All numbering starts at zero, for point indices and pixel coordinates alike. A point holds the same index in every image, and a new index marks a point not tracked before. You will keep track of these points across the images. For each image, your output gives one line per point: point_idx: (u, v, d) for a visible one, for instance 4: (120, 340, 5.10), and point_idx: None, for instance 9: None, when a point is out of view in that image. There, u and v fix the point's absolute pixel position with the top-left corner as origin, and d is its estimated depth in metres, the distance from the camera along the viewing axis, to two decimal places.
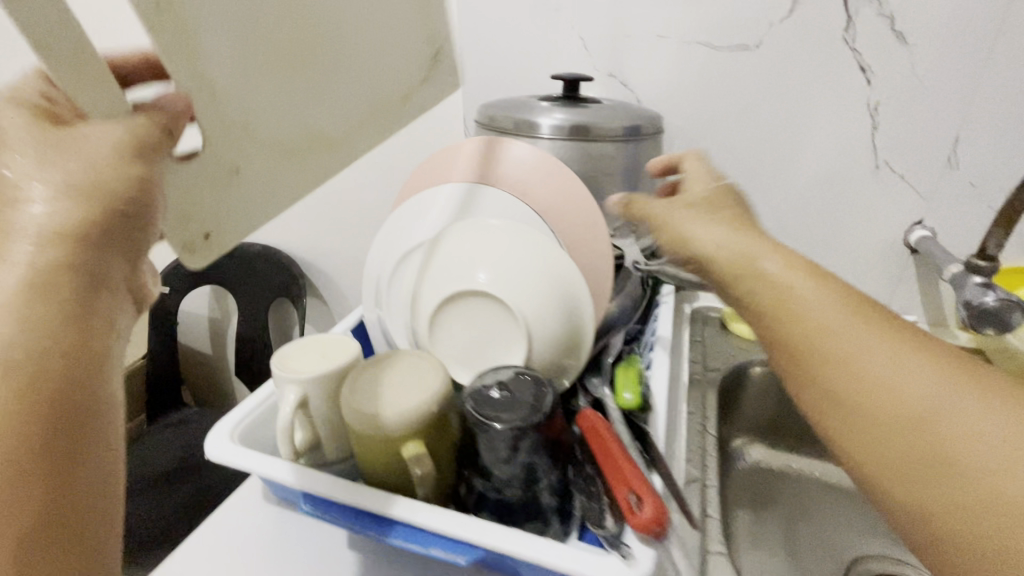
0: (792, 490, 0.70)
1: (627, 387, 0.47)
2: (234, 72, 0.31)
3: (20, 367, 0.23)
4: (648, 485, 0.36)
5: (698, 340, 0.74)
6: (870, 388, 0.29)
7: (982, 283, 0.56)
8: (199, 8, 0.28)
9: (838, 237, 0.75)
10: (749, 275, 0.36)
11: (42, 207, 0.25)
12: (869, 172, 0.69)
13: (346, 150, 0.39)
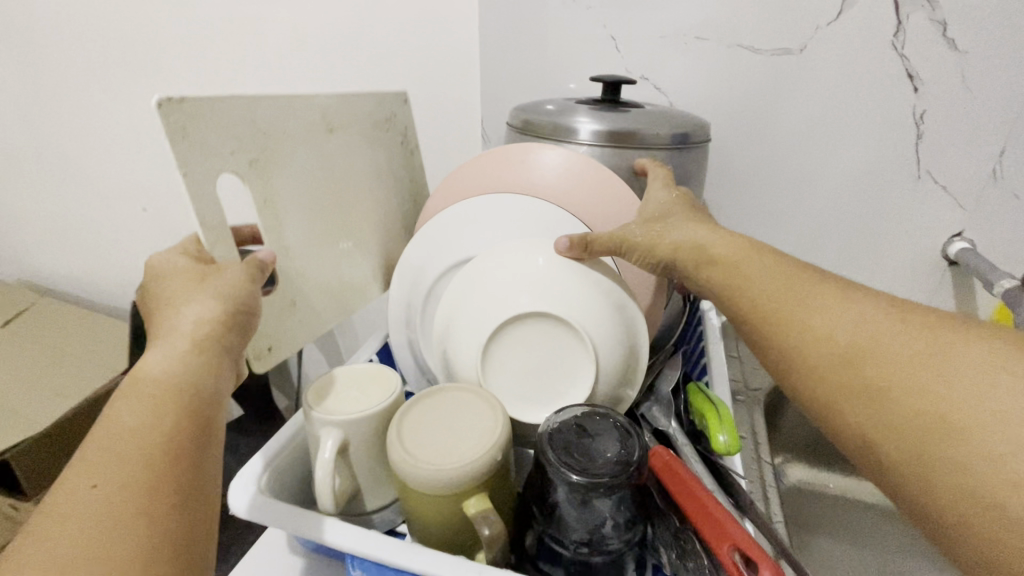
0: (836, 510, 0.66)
1: (721, 427, 0.41)
2: (304, 250, 0.51)
3: (179, 391, 0.35)
4: (756, 541, 0.32)
5: (734, 356, 0.70)
6: (867, 362, 0.31)
7: None
8: (295, 222, 0.50)
9: (874, 249, 0.72)
10: (741, 273, 0.39)
11: (197, 308, 0.39)
12: (911, 182, 0.67)
13: (365, 287, 0.61)
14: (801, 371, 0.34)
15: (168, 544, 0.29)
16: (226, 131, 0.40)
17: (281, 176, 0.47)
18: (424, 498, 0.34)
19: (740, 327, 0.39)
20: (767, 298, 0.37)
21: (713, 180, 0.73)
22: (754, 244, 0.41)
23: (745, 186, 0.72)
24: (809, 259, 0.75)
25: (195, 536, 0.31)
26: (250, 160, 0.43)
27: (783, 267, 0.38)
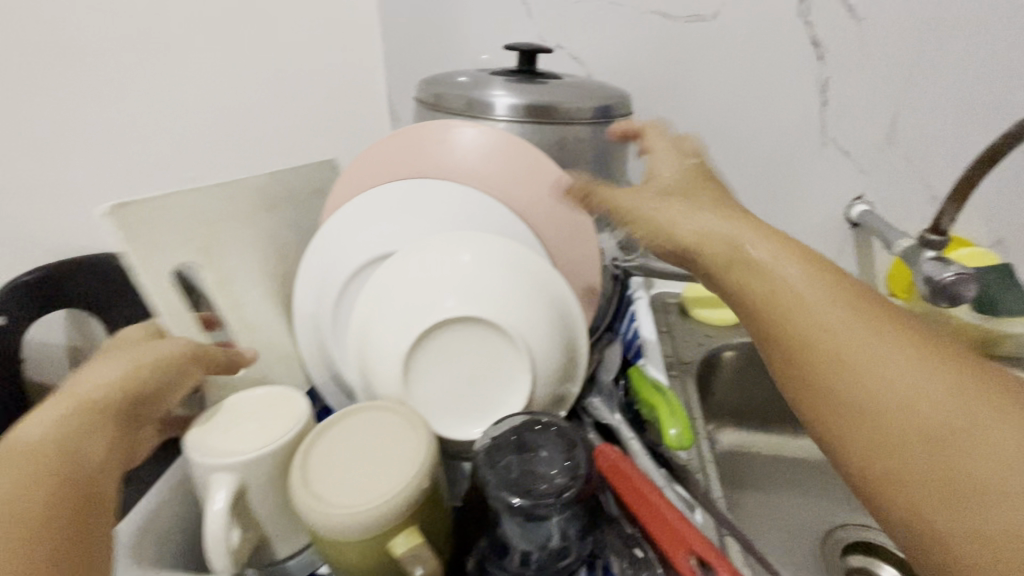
0: (764, 470, 0.68)
1: (673, 420, 0.39)
2: (264, 317, 0.47)
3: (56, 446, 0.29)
4: (708, 541, 0.30)
5: (664, 332, 0.69)
6: (938, 432, 0.24)
7: (937, 257, 0.57)
8: (251, 292, 0.47)
9: (787, 214, 0.73)
10: (787, 287, 0.30)
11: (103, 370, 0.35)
12: (817, 149, 0.69)
13: None
14: (834, 408, 0.27)
15: None
16: (166, 226, 0.41)
17: (234, 255, 0.46)
18: (344, 546, 0.29)
19: (773, 355, 0.30)
20: (828, 325, 0.28)
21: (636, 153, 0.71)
22: (806, 249, 0.32)
23: None
24: None
25: None
26: (196, 249, 0.43)
27: (842, 284, 0.29)
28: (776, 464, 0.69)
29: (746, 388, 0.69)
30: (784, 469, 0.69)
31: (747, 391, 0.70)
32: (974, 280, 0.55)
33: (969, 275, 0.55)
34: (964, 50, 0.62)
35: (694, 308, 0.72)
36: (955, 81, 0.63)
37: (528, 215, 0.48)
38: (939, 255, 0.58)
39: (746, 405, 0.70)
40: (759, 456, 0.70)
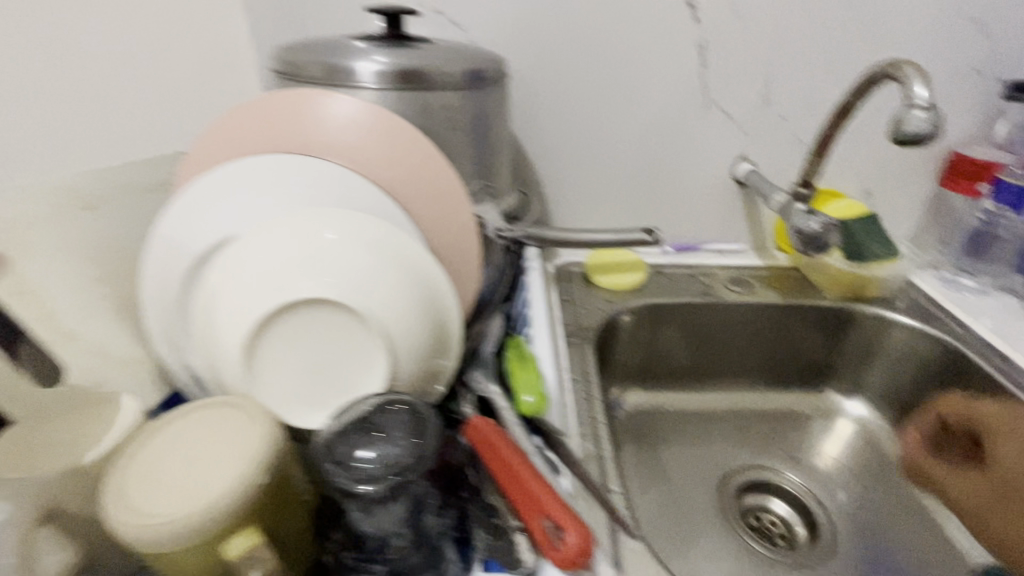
0: (668, 425, 0.70)
1: (528, 389, 0.41)
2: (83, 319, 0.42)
3: None
4: (565, 506, 0.30)
5: (567, 301, 0.70)
6: None
7: (807, 210, 0.60)
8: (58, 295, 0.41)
9: (679, 177, 0.75)
10: None
11: None
12: (701, 111, 0.70)
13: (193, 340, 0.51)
14: None
15: None
16: None
17: (32, 256, 0.41)
18: (169, 553, 0.26)
19: None
20: None
21: (527, 121, 0.70)
22: None
23: (560, 124, 0.70)
24: (626, 194, 0.76)
25: None
26: None
27: None
28: (678, 418, 0.71)
29: (648, 348, 0.71)
30: (685, 422, 0.71)
31: (647, 352, 0.71)
32: (838, 229, 0.58)
33: (832, 224, 0.58)
34: (826, 11, 0.65)
35: (595, 275, 0.74)
36: (819, 39, 0.66)
37: (396, 187, 0.45)
38: (810, 208, 0.60)
39: (648, 365, 0.71)
40: (663, 413, 0.72)
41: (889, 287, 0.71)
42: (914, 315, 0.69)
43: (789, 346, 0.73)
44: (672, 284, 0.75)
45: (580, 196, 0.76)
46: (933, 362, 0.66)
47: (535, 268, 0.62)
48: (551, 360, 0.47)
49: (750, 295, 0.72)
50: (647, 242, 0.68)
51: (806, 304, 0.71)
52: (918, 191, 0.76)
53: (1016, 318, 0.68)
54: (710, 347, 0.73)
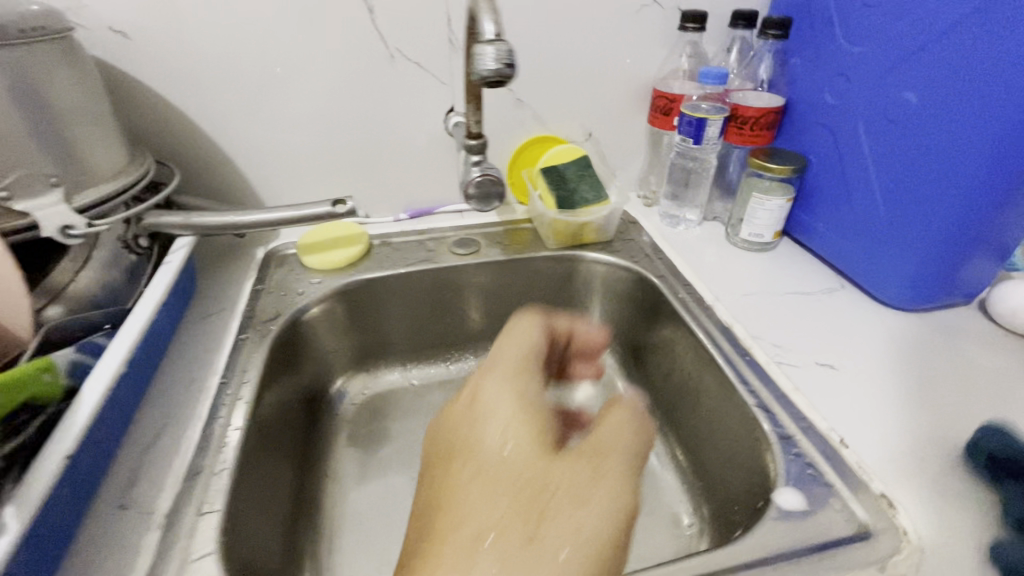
0: (393, 408, 0.69)
1: None
2: None
3: None
4: None
5: (260, 289, 0.63)
6: None
7: (477, 164, 0.56)
8: None
9: (386, 138, 0.69)
10: None
11: None
12: (386, 62, 0.64)
13: None
14: None
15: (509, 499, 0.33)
16: None
17: None
18: None
19: None
20: None
21: (186, 90, 0.61)
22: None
23: (229, 91, 0.62)
24: (335, 163, 0.70)
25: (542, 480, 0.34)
26: None
27: None
28: (403, 398, 0.70)
29: (362, 332, 0.68)
30: (411, 401, 0.70)
31: (365, 335, 0.68)
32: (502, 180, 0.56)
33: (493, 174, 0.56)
34: None
35: (307, 254, 0.67)
36: None
37: None
38: (483, 158, 0.57)
39: (365, 351, 0.69)
40: (389, 397, 0.70)
41: (607, 229, 0.71)
42: (626, 254, 0.70)
43: (520, 302, 0.72)
44: (394, 253, 0.70)
45: (282, 171, 0.69)
46: (637, 299, 0.68)
47: (174, 265, 0.54)
48: (99, 393, 0.40)
49: (469, 256, 0.70)
50: (337, 212, 0.62)
51: (524, 257, 0.70)
52: (635, 130, 0.76)
53: (714, 245, 0.70)
54: (435, 317, 0.71)
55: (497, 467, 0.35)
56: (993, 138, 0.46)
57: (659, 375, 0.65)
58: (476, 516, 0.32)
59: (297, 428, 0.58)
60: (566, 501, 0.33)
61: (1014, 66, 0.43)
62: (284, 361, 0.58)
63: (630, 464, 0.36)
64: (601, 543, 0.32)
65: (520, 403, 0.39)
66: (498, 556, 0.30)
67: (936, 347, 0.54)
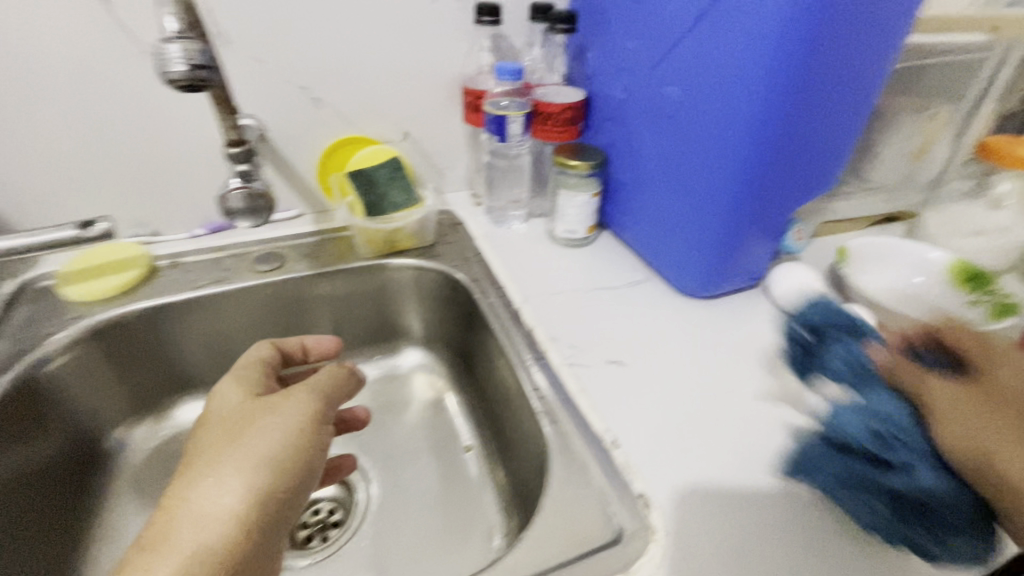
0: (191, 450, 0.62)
1: None
2: None
3: None
4: None
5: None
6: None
7: (240, 175, 0.51)
8: None
9: (160, 146, 0.61)
10: (988, 439, 0.36)
11: None
12: (140, 59, 0.55)
13: None
14: None
15: (219, 433, 0.39)
16: None
17: None
18: None
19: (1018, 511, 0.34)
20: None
21: None
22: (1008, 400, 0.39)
23: None
24: (97, 177, 0.60)
25: (252, 409, 0.41)
26: None
27: None
28: None
29: (140, 369, 0.60)
30: None
31: (149, 369, 0.60)
32: (270, 198, 0.51)
33: (259, 190, 0.51)
34: None
35: (65, 284, 0.58)
36: None
37: None
38: (249, 168, 0.51)
39: (148, 390, 0.61)
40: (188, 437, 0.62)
41: (423, 234, 0.67)
42: (445, 258, 0.67)
43: (336, 316, 0.67)
44: (181, 274, 0.62)
45: (25, 188, 0.58)
46: (456, 304, 0.65)
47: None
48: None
49: (270, 272, 0.63)
50: (86, 237, 0.54)
51: (333, 269, 0.65)
52: (453, 127, 0.73)
53: (535, 242, 0.69)
54: (237, 342, 0.64)
55: (212, 416, 0.42)
56: (743, 128, 0.48)
57: (481, 382, 0.63)
58: (201, 446, 0.39)
59: (47, 490, 0.51)
60: (260, 413, 0.40)
61: (748, 59, 0.45)
62: (20, 417, 0.49)
63: (324, 384, 0.44)
64: (290, 425, 0.39)
65: (237, 377, 0.46)
66: (204, 460, 0.36)
67: (719, 336, 0.56)
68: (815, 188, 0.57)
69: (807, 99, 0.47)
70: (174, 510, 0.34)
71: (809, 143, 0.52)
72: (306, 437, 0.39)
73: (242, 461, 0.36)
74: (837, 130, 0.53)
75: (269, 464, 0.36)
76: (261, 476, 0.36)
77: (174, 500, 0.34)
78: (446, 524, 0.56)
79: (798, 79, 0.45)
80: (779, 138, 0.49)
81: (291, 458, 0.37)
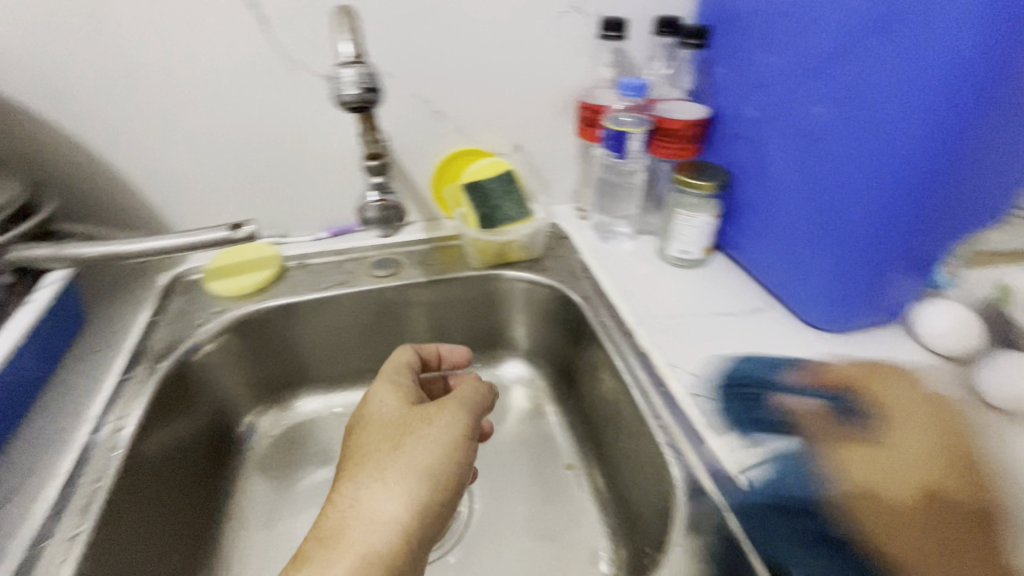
0: (311, 439, 0.65)
1: None
2: None
3: None
4: None
5: (155, 321, 0.59)
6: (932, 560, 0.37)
7: (376, 187, 0.53)
8: None
9: (298, 156, 0.65)
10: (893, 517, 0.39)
11: None
12: (287, 75, 0.60)
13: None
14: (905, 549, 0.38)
15: (381, 438, 0.42)
16: None
17: None
18: None
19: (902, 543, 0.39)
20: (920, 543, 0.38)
21: (61, 104, 0.56)
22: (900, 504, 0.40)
23: (108, 111, 0.58)
24: (242, 184, 0.65)
25: (411, 418, 0.43)
26: None
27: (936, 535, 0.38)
28: (323, 427, 0.67)
29: (267, 361, 0.64)
30: (332, 429, 0.66)
31: (278, 362, 0.65)
32: (401, 210, 0.54)
33: (393, 202, 0.53)
34: None
35: (212, 280, 0.63)
36: None
37: None
38: (384, 181, 0.53)
39: (275, 379, 0.65)
40: (308, 427, 0.66)
41: (531, 247, 0.68)
42: (553, 272, 0.67)
43: (443, 322, 0.69)
44: (309, 275, 0.66)
45: (181, 192, 0.64)
46: (564, 319, 0.65)
47: (45, 300, 0.51)
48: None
49: (387, 278, 0.66)
50: (236, 237, 0.58)
51: (446, 277, 0.66)
52: (564, 141, 0.73)
53: (645, 261, 0.68)
54: (353, 342, 0.67)
55: (377, 417, 0.45)
56: (915, 149, 0.44)
57: (586, 400, 0.62)
58: (365, 447, 0.42)
59: (196, 468, 0.55)
60: (418, 424, 0.43)
61: (926, 75, 0.40)
62: (176, 401, 0.54)
63: (471, 397, 0.45)
64: (446, 439, 0.42)
65: (392, 380, 0.49)
66: (376, 461, 0.40)
67: (857, 373, 0.52)
68: (983, 210, 0.51)
69: (997, 105, 0.41)
70: (347, 509, 0.37)
71: (987, 155, 0.45)
72: (461, 455, 0.42)
73: (405, 471, 0.39)
74: (1018, 145, 0.46)
75: (430, 474, 0.39)
76: (423, 489, 0.38)
77: (348, 498, 0.38)
78: (550, 543, 0.55)
79: (989, 83, 0.39)
80: (956, 151, 0.43)
81: (446, 474, 0.40)
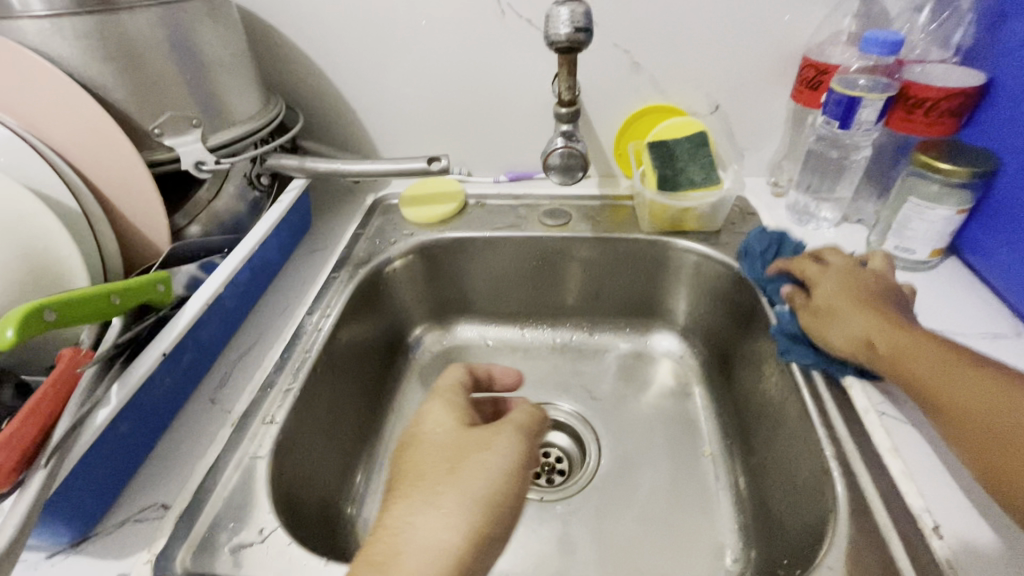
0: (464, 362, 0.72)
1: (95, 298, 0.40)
2: None
3: None
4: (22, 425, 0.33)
5: (358, 233, 0.69)
6: (935, 389, 0.37)
7: (564, 134, 0.53)
8: None
9: (492, 99, 0.69)
10: (841, 314, 0.44)
11: None
12: (496, 20, 0.63)
13: None
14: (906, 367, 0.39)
15: (433, 459, 0.39)
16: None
17: None
18: None
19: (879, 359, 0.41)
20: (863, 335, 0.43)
21: (316, 40, 0.66)
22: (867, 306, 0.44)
23: (349, 50, 0.67)
24: (441, 123, 0.72)
25: (464, 441, 0.40)
26: None
27: (881, 323, 0.42)
28: (475, 352, 0.73)
29: (438, 284, 0.71)
30: (483, 357, 0.72)
31: (447, 287, 0.72)
32: (585, 159, 0.54)
33: (578, 150, 0.53)
34: None
35: (407, 204, 0.71)
36: None
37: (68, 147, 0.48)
38: (572, 129, 0.53)
39: (442, 302, 0.73)
40: (463, 350, 0.73)
41: (711, 218, 0.63)
42: (730, 249, 0.61)
43: (602, 280, 0.69)
44: (484, 214, 0.71)
45: (391, 126, 0.72)
46: (733, 299, 0.60)
47: (286, 203, 0.63)
48: (207, 297, 0.49)
49: (556, 227, 0.67)
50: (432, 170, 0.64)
51: (613, 235, 0.65)
52: (772, 106, 0.64)
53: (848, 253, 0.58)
54: (514, 282, 0.71)
55: (428, 436, 0.41)
56: None
57: (742, 391, 0.58)
58: (416, 467, 0.38)
59: (373, 364, 0.64)
60: (473, 447, 0.39)
61: None
62: (366, 302, 0.63)
63: (528, 423, 0.42)
64: (504, 467, 0.38)
65: (444, 398, 0.46)
66: (428, 485, 0.36)
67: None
68: None
69: None
70: (392, 533, 0.34)
71: None
72: (515, 487, 0.37)
73: (456, 500, 0.35)
74: None
75: (482, 504, 0.35)
76: (472, 522, 0.34)
77: (396, 518, 0.35)
78: (674, 522, 0.53)
79: None
80: None
81: (499, 506, 0.36)
